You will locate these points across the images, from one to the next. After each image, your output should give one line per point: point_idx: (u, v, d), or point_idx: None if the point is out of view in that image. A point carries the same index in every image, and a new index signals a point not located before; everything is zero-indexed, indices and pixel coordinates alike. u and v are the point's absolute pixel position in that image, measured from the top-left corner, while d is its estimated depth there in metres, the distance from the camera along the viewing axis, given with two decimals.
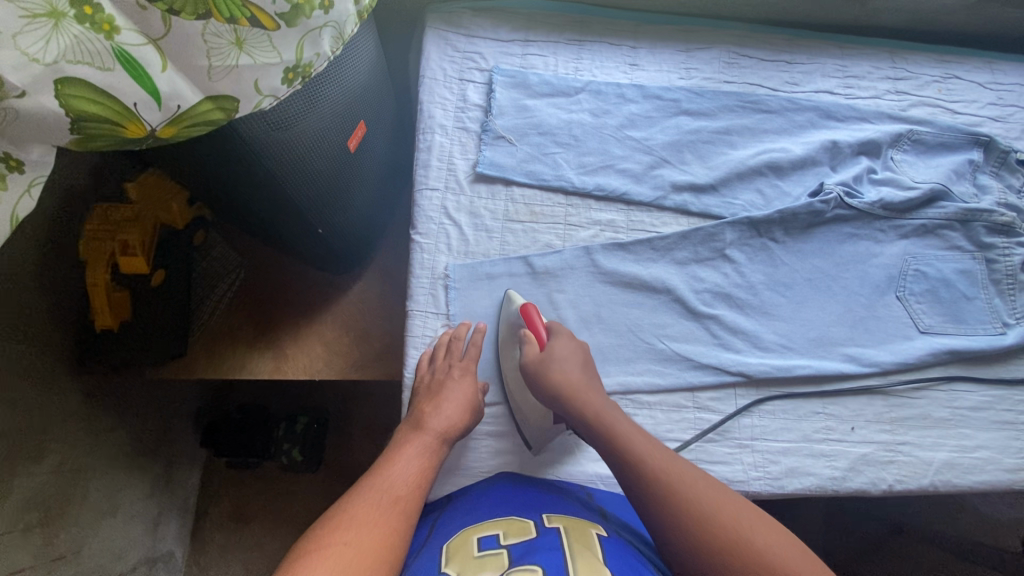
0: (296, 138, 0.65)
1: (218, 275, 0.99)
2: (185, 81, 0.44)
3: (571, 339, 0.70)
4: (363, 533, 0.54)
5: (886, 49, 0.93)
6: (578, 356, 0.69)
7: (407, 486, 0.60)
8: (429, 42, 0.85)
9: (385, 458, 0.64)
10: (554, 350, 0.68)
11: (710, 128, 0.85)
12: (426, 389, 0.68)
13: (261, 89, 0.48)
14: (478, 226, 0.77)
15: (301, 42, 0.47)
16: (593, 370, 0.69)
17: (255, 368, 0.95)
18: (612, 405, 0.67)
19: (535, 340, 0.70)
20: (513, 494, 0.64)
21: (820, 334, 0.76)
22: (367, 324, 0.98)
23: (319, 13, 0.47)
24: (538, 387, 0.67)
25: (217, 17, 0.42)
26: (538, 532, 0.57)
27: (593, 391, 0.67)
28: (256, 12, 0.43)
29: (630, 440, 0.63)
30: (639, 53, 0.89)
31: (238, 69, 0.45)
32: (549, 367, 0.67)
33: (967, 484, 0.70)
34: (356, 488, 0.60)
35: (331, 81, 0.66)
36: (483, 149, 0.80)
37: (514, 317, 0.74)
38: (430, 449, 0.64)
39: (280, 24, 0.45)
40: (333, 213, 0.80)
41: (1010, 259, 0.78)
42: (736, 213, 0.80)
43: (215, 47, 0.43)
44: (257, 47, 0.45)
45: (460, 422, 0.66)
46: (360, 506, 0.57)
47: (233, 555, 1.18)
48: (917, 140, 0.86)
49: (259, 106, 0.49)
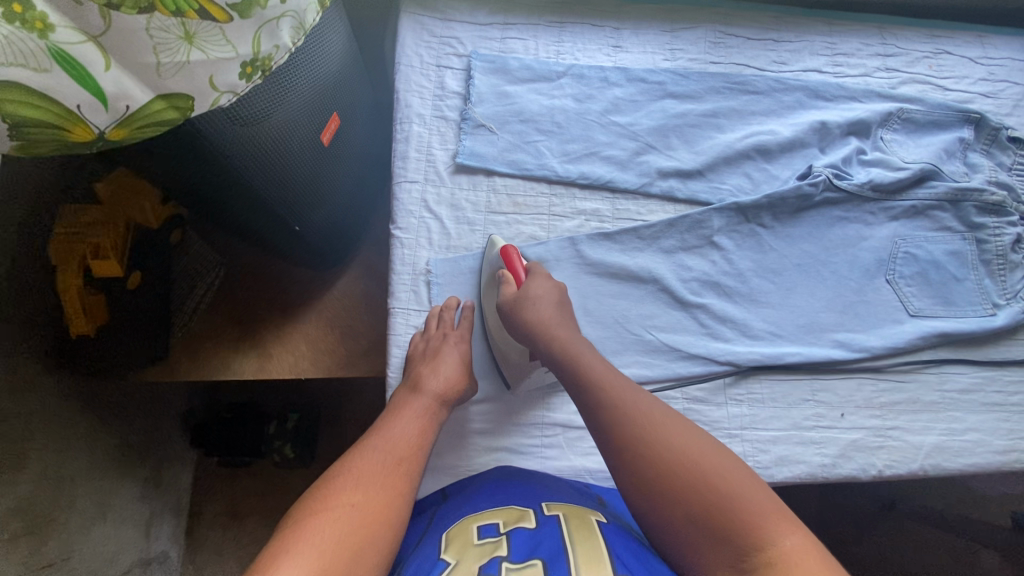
0: (265, 134, 0.62)
1: (198, 274, 0.97)
2: (132, 79, 0.41)
3: (548, 280, 0.70)
4: (367, 496, 0.55)
5: (875, 24, 0.91)
6: (555, 297, 0.68)
7: (407, 447, 0.60)
8: (404, 27, 0.82)
9: (382, 421, 0.63)
10: (530, 291, 0.68)
11: (696, 111, 0.83)
12: (421, 355, 0.67)
13: (217, 85, 0.45)
14: (460, 219, 0.75)
15: (258, 34, 0.45)
16: (569, 311, 0.69)
17: (238, 369, 0.93)
18: (582, 340, 0.66)
19: (513, 281, 0.70)
20: (510, 485, 0.63)
21: (810, 320, 0.75)
22: (353, 321, 0.96)
23: (276, 2, 0.44)
24: (515, 326, 0.67)
25: (162, 10, 0.39)
26: (538, 520, 0.56)
27: (569, 333, 0.66)
28: (205, 3, 0.40)
29: (602, 377, 0.61)
30: (623, 34, 0.86)
31: (189, 65, 0.42)
32: (524, 307, 0.67)
33: (957, 467, 0.70)
34: (360, 447, 0.60)
35: (299, 74, 0.63)
36: (463, 138, 0.78)
37: (495, 260, 0.73)
38: (429, 410, 0.64)
39: (232, 15, 0.42)
40: (311, 210, 0.78)
41: (1001, 239, 0.77)
42: (723, 198, 0.79)
43: (163, 42, 0.40)
44: (209, 41, 0.42)
45: (456, 384, 0.66)
46: (363, 469, 0.57)
47: (229, 554, 1.17)
48: (907, 119, 0.84)
49: (217, 103, 0.46)
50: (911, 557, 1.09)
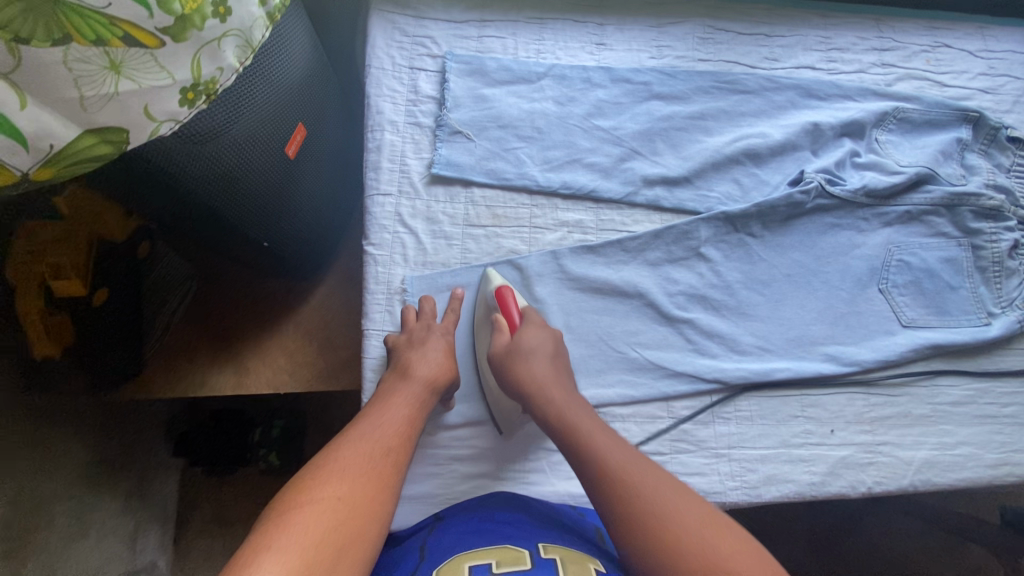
0: (221, 152, 0.58)
1: (167, 290, 0.91)
2: (54, 117, 0.40)
3: (542, 328, 0.67)
4: (355, 487, 0.52)
5: (871, 16, 0.87)
6: (549, 347, 0.66)
7: (394, 435, 0.58)
8: (375, 26, 0.77)
9: (370, 406, 0.61)
10: (523, 339, 0.65)
11: (683, 114, 0.79)
12: (406, 342, 0.65)
13: (153, 114, 0.45)
14: (436, 233, 0.72)
15: (196, 57, 0.45)
16: (563, 363, 0.66)
17: (216, 385, 0.89)
18: (580, 402, 0.64)
19: (507, 327, 0.67)
20: (504, 526, 0.59)
21: (799, 333, 0.73)
22: (332, 332, 0.91)
23: (214, 22, 0.44)
24: (506, 377, 0.65)
25: (79, 40, 0.38)
26: (533, 564, 0.51)
27: (561, 388, 0.64)
28: (130, 29, 0.40)
29: (607, 451, 0.58)
30: (606, 31, 0.82)
31: (119, 96, 0.42)
32: (517, 358, 0.64)
33: (947, 482, 0.69)
34: (345, 435, 0.58)
35: (258, 87, 0.59)
36: (438, 147, 0.74)
37: (489, 296, 0.70)
38: (419, 397, 0.62)
39: (164, 40, 0.42)
40: (280, 223, 0.73)
41: (997, 245, 0.74)
42: (711, 206, 0.75)
43: (85, 75, 0.39)
44: (140, 69, 0.42)
45: (447, 373, 0.65)
46: (350, 459, 0.55)
47: (218, 559, 1.07)
48: (903, 119, 0.80)
49: (156, 132, 0.46)
50: (905, 555, 1.08)
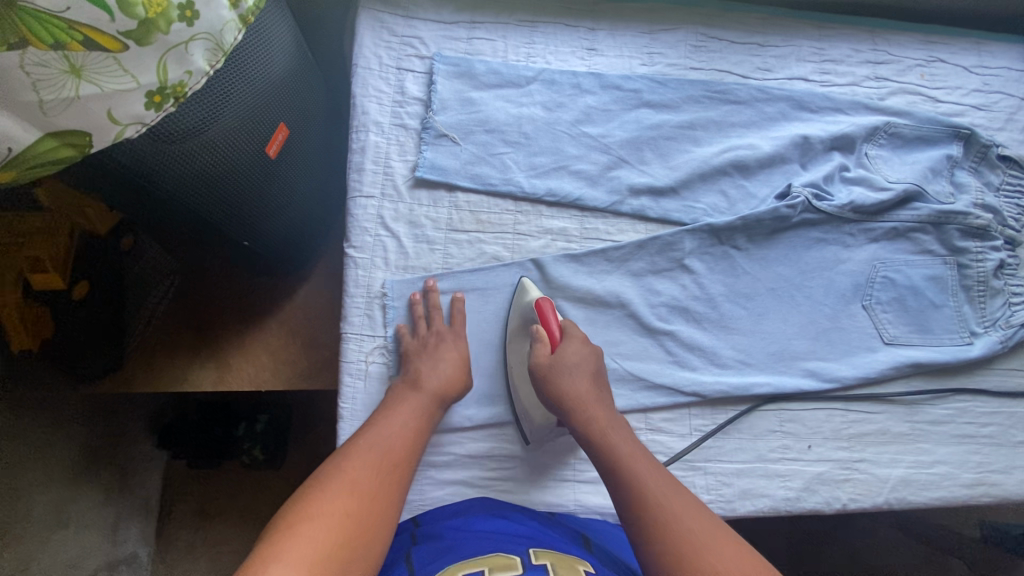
0: (200, 154, 0.58)
1: (149, 283, 0.90)
2: (14, 121, 0.42)
3: (583, 345, 0.66)
4: (360, 503, 0.52)
5: (867, 28, 0.86)
6: (590, 364, 0.65)
7: (404, 447, 0.58)
8: (362, 25, 0.76)
9: (377, 411, 0.61)
10: (564, 357, 0.64)
11: (673, 123, 0.78)
12: (417, 349, 0.65)
13: (118, 118, 0.46)
14: (418, 237, 0.71)
15: (161, 61, 0.45)
16: (603, 380, 0.65)
17: (198, 380, 0.88)
18: (617, 420, 0.63)
19: (546, 340, 0.65)
20: (491, 530, 0.58)
21: (781, 348, 0.73)
22: (314, 331, 0.91)
23: (181, 26, 0.45)
24: (544, 393, 0.64)
25: (37, 44, 0.39)
26: (526, 568, 0.50)
27: (602, 409, 0.63)
28: (91, 34, 0.41)
29: (649, 485, 0.57)
30: (598, 35, 0.81)
31: (81, 100, 0.43)
32: (557, 376, 0.63)
33: (922, 500, 0.69)
34: (355, 442, 0.57)
35: (236, 87, 0.58)
36: (423, 150, 0.73)
37: (526, 307, 0.69)
38: (427, 411, 0.62)
39: (127, 44, 0.43)
40: (261, 220, 0.72)
41: (983, 264, 0.74)
42: (697, 218, 0.75)
43: (45, 78, 0.41)
44: (102, 73, 0.43)
45: (456, 382, 0.64)
46: (358, 471, 0.54)
47: (202, 551, 1.06)
48: (894, 134, 0.80)
49: (120, 136, 0.47)
50: (889, 568, 1.08)
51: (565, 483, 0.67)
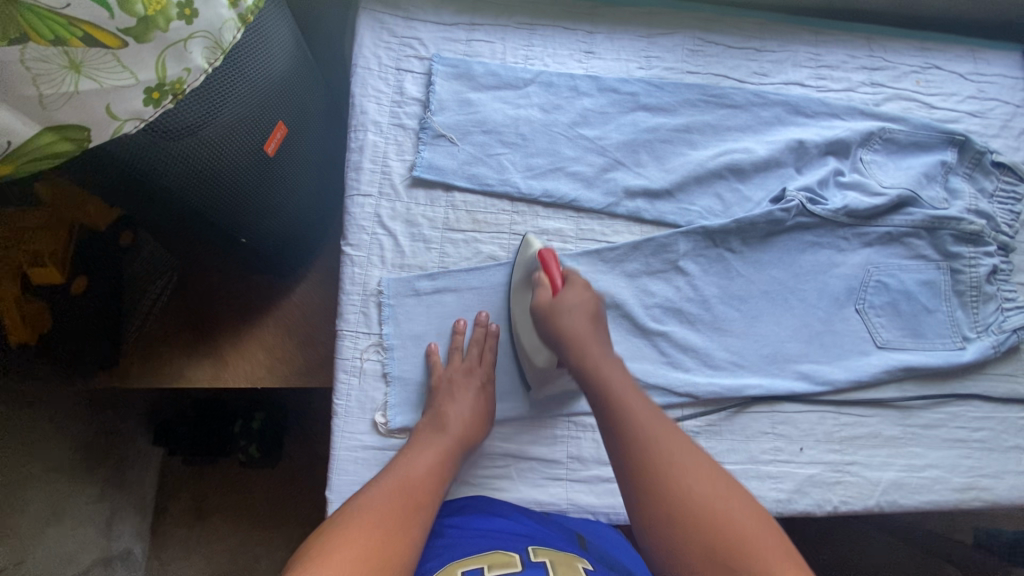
0: (196, 150, 0.59)
1: (149, 278, 0.90)
2: (14, 116, 0.42)
3: (585, 291, 0.66)
4: (381, 536, 0.50)
5: (863, 34, 0.87)
6: (591, 308, 0.65)
7: (425, 486, 0.57)
8: (362, 25, 0.77)
9: (399, 454, 0.61)
10: (564, 298, 0.64)
11: (669, 126, 0.79)
12: (444, 390, 0.65)
13: (117, 113, 0.46)
14: (415, 236, 0.71)
15: (160, 58, 0.46)
16: (603, 324, 0.66)
17: (194, 377, 0.88)
18: (614, 358, 0.63)
19: (549, 286, 0.66)
20: (492, 527, 0.59)
21: (773, 350, 0.73)
22: (311, 329, 0.91)
23: (180, 24, 0.46)
24: (545, 334, 0.65)
25: (37, 39, 0.40)
26: (524, 566, 0.51)
27: (600, 347, 0.63)
28: (90, 30, 0.41)
29: (640, 417, 0.57)
30: (596, 39, 0.82)
31: (80, 95, 0.44)
32: (557, 317, 0.64)
33: (913, 504, 0.69)
34: (377, 482, 0.56)
35: (234, 84, 0.59)
36: (421, 149, 0.73)
37: (529, 260, 0.69)
38: (450, 457, 0.61)
39: (127, 40, 0.43)
40: (257, 220, 0.72)
41: (975, 270, 0.75)
42: (692, 220, 0.75)
43: (44, 73, 0.41)
44: (101, 68, 0.44)
45: (479, 429, 0.64)
46: (380, 508, 0.53)
47: (196, 548, 1.06)
48: (888, 140, 0.80)
49: (119, 131, 0.47)
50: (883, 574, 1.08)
51: (558, 481, 0.67)
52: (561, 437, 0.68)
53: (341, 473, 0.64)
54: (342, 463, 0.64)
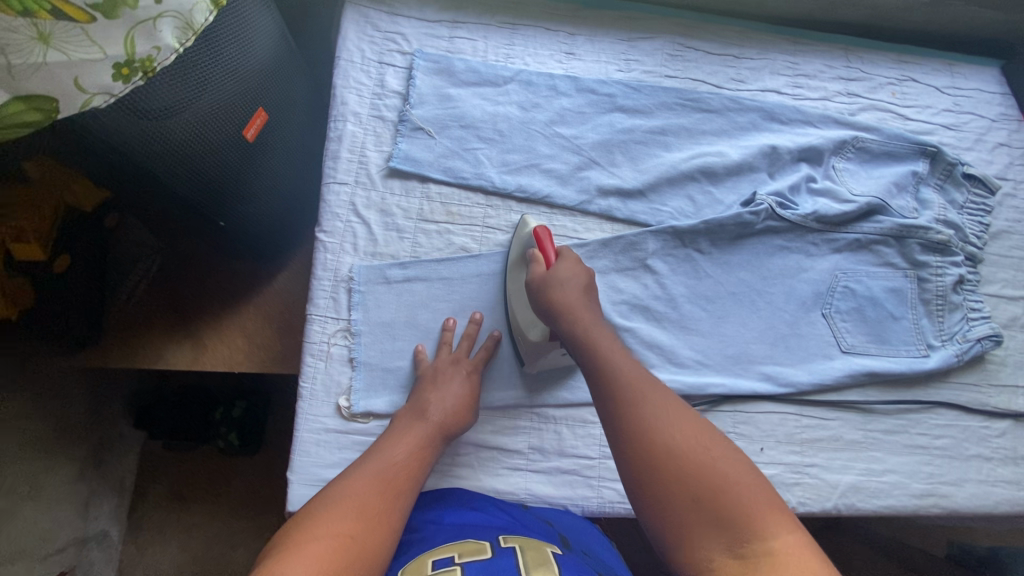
0: (176, 132, 0.60)
1: (132, 261, 0.94)
2: None
3: (578, 265, 0.66)
4: (365, 527, 0.50)
5: (842, 46, 0.88)
6: (584, 282, 0.65)
7: (404, 473, 0.57)
8: (347, 19, 0.79)
9: (380, 440, 0.61)
10: (557, 272, 0.65)
11: (644, 127, 0.80)
12: (430, 378, 0.65)
13: (85, 86, 0.50)
14: (389, 225, 0.73)
15: (129, 34, 0.50)
16: (596, 297, 0.66)
17: (170, 359, 0.89)
18: (606, 325, 0.63)
19: (542, 262, 0.67)
20: (468, 518, 0.60)
21: (738, 351, 0.74)
22: (288, 316, 0.92)
23: (149, 4, 0.50)
24: (537, 303, 0.65)
25: (6, 11, 0.43)
26: (494, 553, 0.52)
27: (591, 314, 0.63)
28: (59, 4, 0.45)
29: (629, 374, 0.57)
30: (577, 40, 0.83)
31: (47, 65, 0.47)
32: (549, 286, 0.64)
33: (871, 508, 0.69)
34: (357, 466, 0.57)
35: (217, 70, 0.61)
36: (399, 141, 0.75)
37: (525, 238, 0.71)
38: (429, 442, 0.61)
39: (95, 15, 0.47)
40: (235, 205, 0.73)
41: (941, 279, 0.76)
42: (662, 220, 0.77)
43: (14, 43, 0.45)
44: (68, 41, 0.47)
45: (461, 419, 0.64)
46: (361, 496, 0.53)
47: (173, 533, 1.08)
48: (861, 148, 0.81)
49: (87, 103, 0.52)
50: None
51: (516, 471, 0.68)
52: (523, 428, 0.69)
53: (302, 454, 0.65)
54: (304, 444, 0.65)
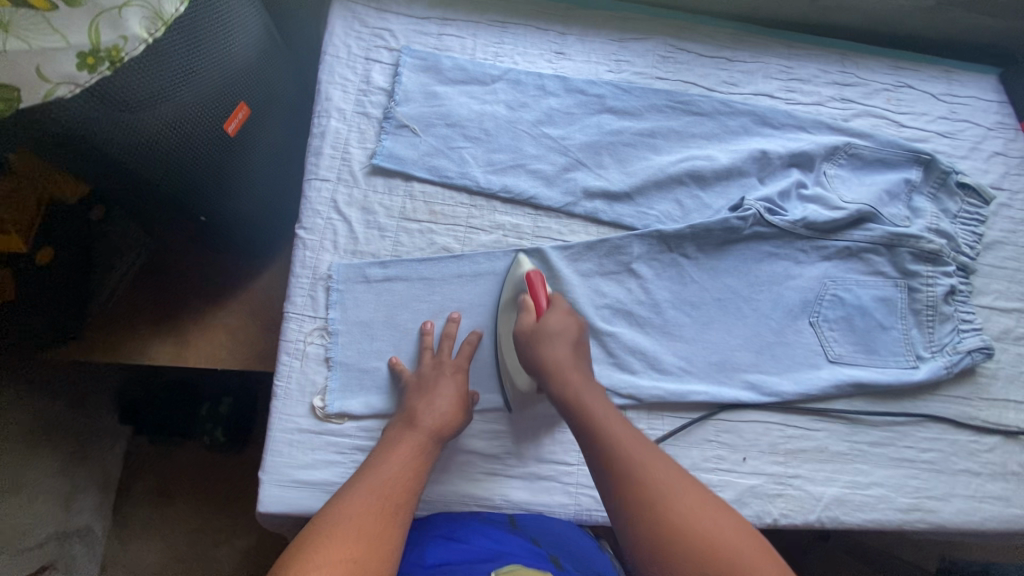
0: (151, 124, 0.59)
1: (116, 254, 0.93)
2: None
3: (567, 315, 0.66)
4: (365, 549, 0.50)
5: (837, 50, 0.87)
6: (573, 334, 0.65)
7: (401, 487, 0.56)
8: (334, 15, 0.78)
9: (373, 455, 0.59)
10: (546, 324, 0.65)
11: (633, 129, 0.79)
12: (416, 385, 0.64)
13: (48, 75, 0.51)
14: (370, 223, 0.72)
15: (92, 23, 0.51)
16: (584, 350, 0.66)
17: (152, 354, 0.89)
18: (595, 385, 0.63)
19: (533, 310, 0.67)
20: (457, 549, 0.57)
21: (722, 358, 0.73)
22: (271, 314, 0.91)
23: None
24: (527, 359, 0.65)
25: None
26: None
27: (580, 374, 0.63)
28: None
29: (626, 446, 0.57)
30: (567, 40, 0.83)
31: (9, 54, 0.49)
32: (540, 342, 0.64)
33: (855, 521, 0.68)
34: (351, 484, 0.56)
35: (196, 62, 0.60)
36: (383, 138, 0.74)
37: (517, 280, 0.70)
38: (424, 450, 0.59)
39: (55, 3, 0.49)
40: (216, 202, 0.72)
41: (932, 289, 0.74)
42: (649, 224, 0.76)
43: None
44: (28, 28, 0.49)
45: (452, 421, 0.62)
46: (359, 517, 0.52)
47: (157, 531, 1.06)
48: (853, 155, 0.80)
49: (51, 93, 0.52)
50: None
51: (493, 477, 0.66)
52: (501, 432, 0.68)
53: (274, 454, 0.63)
54: (277, 444, 0.64)
